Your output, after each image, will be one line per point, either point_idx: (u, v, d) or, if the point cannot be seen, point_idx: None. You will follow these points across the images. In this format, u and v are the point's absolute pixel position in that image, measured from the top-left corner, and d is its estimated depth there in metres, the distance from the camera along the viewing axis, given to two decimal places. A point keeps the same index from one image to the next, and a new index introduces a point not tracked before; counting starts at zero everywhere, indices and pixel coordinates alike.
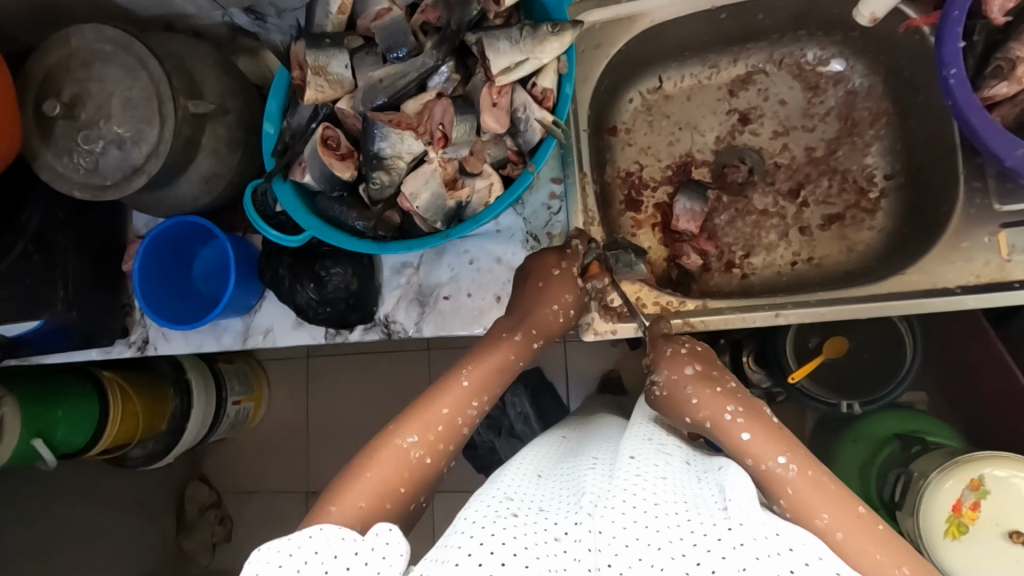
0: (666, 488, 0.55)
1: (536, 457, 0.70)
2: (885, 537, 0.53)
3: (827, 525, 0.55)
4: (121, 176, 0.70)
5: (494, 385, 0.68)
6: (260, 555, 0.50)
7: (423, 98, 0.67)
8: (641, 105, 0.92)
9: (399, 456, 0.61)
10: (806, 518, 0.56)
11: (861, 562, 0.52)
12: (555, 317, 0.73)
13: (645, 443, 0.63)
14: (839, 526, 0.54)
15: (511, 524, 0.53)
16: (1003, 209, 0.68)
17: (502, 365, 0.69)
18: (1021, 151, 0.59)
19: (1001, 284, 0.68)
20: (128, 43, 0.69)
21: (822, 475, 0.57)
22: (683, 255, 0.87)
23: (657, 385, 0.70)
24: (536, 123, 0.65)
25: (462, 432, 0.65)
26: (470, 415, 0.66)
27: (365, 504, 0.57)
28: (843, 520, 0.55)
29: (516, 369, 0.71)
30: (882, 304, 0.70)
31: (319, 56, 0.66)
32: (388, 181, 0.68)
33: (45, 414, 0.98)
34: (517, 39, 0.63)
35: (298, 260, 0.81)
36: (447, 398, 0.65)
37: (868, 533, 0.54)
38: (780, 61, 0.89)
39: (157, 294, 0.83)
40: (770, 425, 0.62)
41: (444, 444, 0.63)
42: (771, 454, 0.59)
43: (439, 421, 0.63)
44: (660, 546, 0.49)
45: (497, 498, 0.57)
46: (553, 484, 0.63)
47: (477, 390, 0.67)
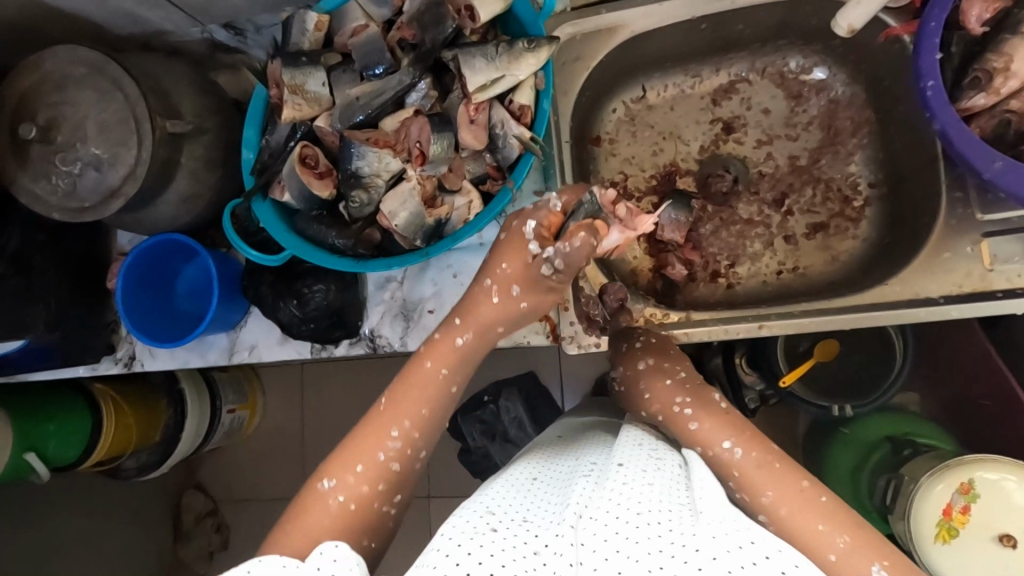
0: (651, 495, 0.54)
1: (532, 461, 0.71)
2: (828, 508, 0.55)
3: (771, 504, 0.57)
4: (98, 199, 0.70)
5: (418, 404, 0.64)
6: None
7: (400, 115, 0.67)
8: (625, 115, 0.92)
9: (320, 504, 0.59)
10: (756, 498, 0.58)
11: (801, 533, 0.55)
12: (486, 296, 0.66)
13: (633, 446, 0.62)
14: (783, 501, 0.57)
15: (489, 540, 0.52)
16: (986, 218, 0.68)
17: (423, 382, 0.65)
18: (999, 163, 0.57)
19: (983, 295, 0.68)
20: (103, 65, 0.69)
21: (764, 454, 0.60)
22: (668, 265, 0.87)
23: (616, 380, 0.73)
24: (514, 139, 0.65)
25: (390, 468, 0.62)
26: (391, 448, 0.62)
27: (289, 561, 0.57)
28: (786, 495, 0.57)
29: (441, 379, 0.65)
30: (863, 316, 0.70)
31: (296, 74, 0.66)
32: (367, 199, 0.68)
33: (36, 429, 0.99)
34: (493, 56, 0.62)
35: (279, 278, 0.80)
36: (367, 436, 0.63)
37: (812, 506, 0.56)
38: (762, 70, 0.88)
39: (142, 318, 0.82)
40: (715, 411, 0.64)
41: (369, 486, 0.61)
42: (720, 436, 0.62)
43: (358, 462, 0.61)
44: (638, 559, 0.48)
45: (477, 513, 0.56)
46: (541, 491, 0.63)
47: (397, 415, 0.63)
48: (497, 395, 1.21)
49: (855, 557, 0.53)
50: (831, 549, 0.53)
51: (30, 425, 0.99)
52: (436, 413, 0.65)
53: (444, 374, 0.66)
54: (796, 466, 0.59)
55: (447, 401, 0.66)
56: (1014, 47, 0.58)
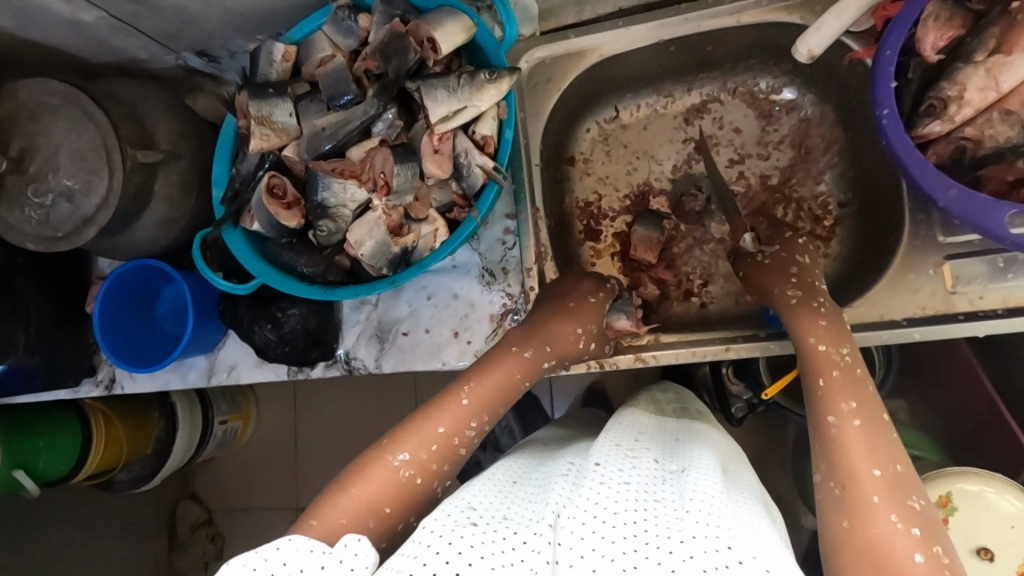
0: (629, 494, 0.53)
1: (515, 463, 0.69)
2: (895, 445, 0.54)
3: (846, 413, 0.56)
4: (71, 228, 0.70)
5: (495, 401, 0.67)
6: (229, 567, 0.48)
7: (366, 144, 0.67)
8: (598, 135, 0.92)
9: (389, 474, 0.58)
10: (833, 402, 0.58)
11: (852, 444, 0.54)
12: (575, 339, 0.73)
13: (614, 450, 0.61)
14: (859, 415, 0.56)
15: (470, 533, 0.51)
16: (947, 240, 0.69)
17: (503, 380, 0.68)
18: (954, 191, 0.57)
19: (945, 316, 0.68)
20: (74, 96, 0.70)
21: (862, 378, 0.60)
22: (641, 285, 0.88)
23: (758, 254, 0.77)
24: (478, 169, 0.65)
25: (459, 452, 0.63)
26: (467, 436, 0.63)
27: (347, 520, 0.54)
28: (867, 412, 0.56)
29: (520, 387, 0.69)
30: None
31: (262, 106, 0.67)
32: (335, 228, 0.69)
33: (25, 445, 0.99)
34: (455, 88, 0.64)
35: (254, 302, 0.81)
36: (440, 418, 0.63)
37: (877, 431, 0.55)
38: (733, 89, 0.89)
39: (120, 342, 0.83)
40: (844, 330, 0.65)
41: (437, 464, 0.61)
42: (839, 342, 0.63)
43: (434, 440, 0.61)
44: (612, 556, 0.47)
45: (458, 507, 0.55)
46: (522, 491, 0.61)
47: (477, 408, 0.65)
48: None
49: (895, 484, 0.51)
50: (880, 466, 0.52)
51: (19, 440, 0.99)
52: (507, 407, 0.68)
53: (523, 383, 0.70)
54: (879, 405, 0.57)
55: (515, 396, 0.69)
56: (967, 75, 0.58)
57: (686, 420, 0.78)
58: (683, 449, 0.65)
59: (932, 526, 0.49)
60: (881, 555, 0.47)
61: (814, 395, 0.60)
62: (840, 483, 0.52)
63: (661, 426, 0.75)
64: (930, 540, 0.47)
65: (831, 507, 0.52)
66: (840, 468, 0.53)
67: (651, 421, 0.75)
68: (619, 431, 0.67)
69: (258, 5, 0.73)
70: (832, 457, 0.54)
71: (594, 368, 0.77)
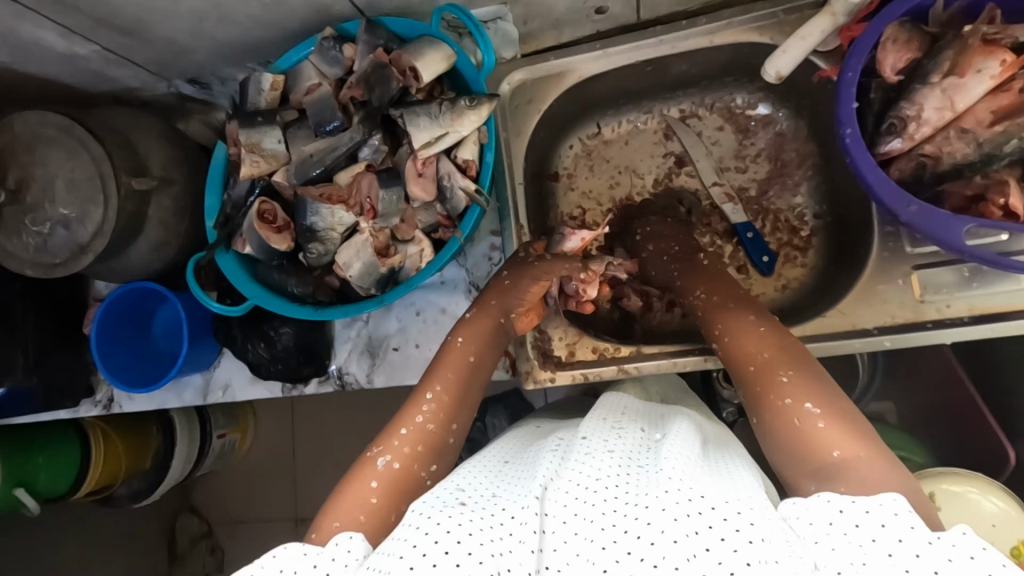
0: (609, 462, 0.54)
1: (505, 447, 0.70)
2: (771, 339, 0.63)
3: (716, 329, 0.68)
4: (68, 255, 0.73)
5: (445, 371, 0.69)
6: None
7: (353, 169, 0.70)
8: (581, 151, 0.95)
9: (369, 469, 0.59)
10: (715, 318, 0.69)
11: (740, 343, 0.64)
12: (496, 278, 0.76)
13: (601, 424, 0.61)
14: (721, 322, 0.68)
15: (457, 512, 0.50)
16: (915, 251, 0.71)
17: (449, 354, 0.71)
18: (914, 207, 0.59)
19: (915, 325, 0.70)
20: (69, 127, 0.72)
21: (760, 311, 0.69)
22: (624, 297, 0.90)
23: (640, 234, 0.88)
24: (461, 191, 0.68)
25: (428, 428, 0.64)
26: (427, 411, 0.65)
27: (339, 522, 0.55)
28: (731, 320, 0.67)
29: (461, 345, 0.71)
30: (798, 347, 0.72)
31: (252, 134, 0.70)
32: (324, 250, 0.72)
33: (26, 463, 1.01)
34: (437, 115, 0.66)
35: (247, 321, 0.83)
36: (405, 411, 0.66)
37: (748, 330, 0.65)
38: (711, 105, 0.91)
39: (118, 364, 0.85)
40: (697, 272, 0.78)
41: (411, 447, 0.62)
42: (718, 292, 0.73)
43: (401, 428, 0.64)
44: (593, 518, 0.47)
45: (446, 490, 0.55)
46: (510, 471, 0.61)
47: (429, 382, 0.68)
48: (483, 413, 1.18)
49: (769, 365, 0.60)
50: (754, 361, 0.62)
51: (20, 458, 1.01)
52: (471, 383, 0.70)
53: (461, 342, 0.72)
54: (753, 306, 0.69)
55: (468, 360, 0.70)
56: (924, 96, 0.60)
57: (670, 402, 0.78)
58: (666, 423, 0.66)
59: (815, 382, 0.57)
60: (778, 434, 0.55)
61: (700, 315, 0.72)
62: (745, 385, 0.61)
63: (649, 404, 0.75)
64: (801, 399, 0.55)
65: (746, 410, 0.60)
66: (737, 380, 0.63)
67: (639, 402, 0.74)
68: (603, 407, 0.69)
69: (247, 36, 0.75)
70: (733, 373, 0.64)
71: (579, 380, 0.78)
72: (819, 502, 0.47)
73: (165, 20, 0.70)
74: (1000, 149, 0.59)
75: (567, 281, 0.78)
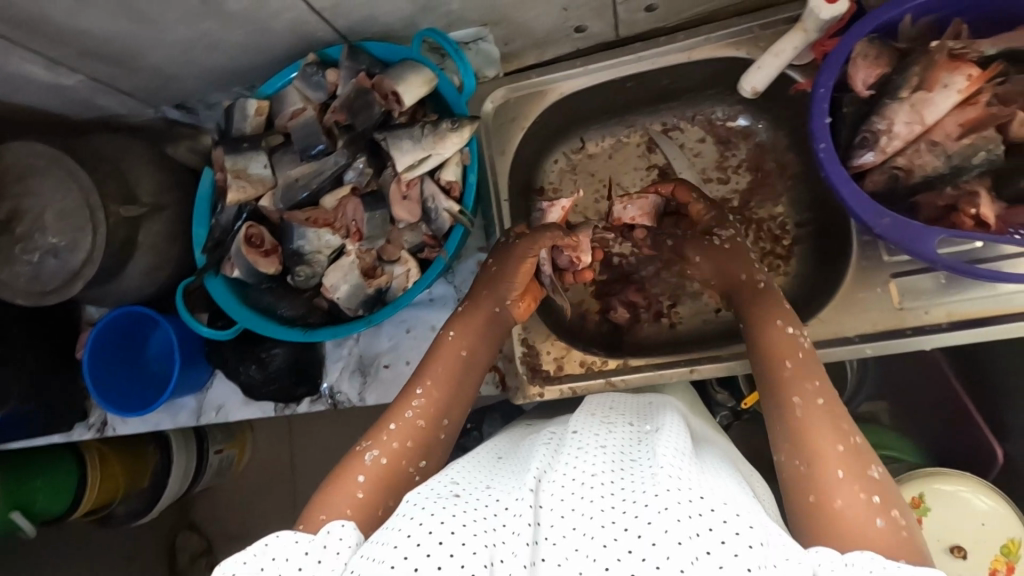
0: (604, 458, 0.54)
1: (498, 443, 0.70)
2: (845, 419, 0.56)
3: (788, 366, 0.61)
4: (59, 283, 0.73)
5: (437, 367, 0.68)
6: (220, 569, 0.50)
7: (338, 192, 0.71)
8: (566, 166, 0.96)
9: (357, 463, 0.59)
10: (778, 340, 0.63)
11: (822, 419, 0.55)
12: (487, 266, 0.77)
13: (592, 419, 0.63)
14: (790, 362, 0.61)
15: (452, 504, 0.51)
16: (891, 260, 0.72)
17: (443, 351, 0.70)
18: (888, 220, 0.60)
19: (895, 331, 0.71)
20: (58, 157, 0.73)
21: (811, 352, 0.62)
22: (611, 309, 0.91)
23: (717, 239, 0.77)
24: (445, 212, 0.69)
25: (417, 424, 0.63)
26: (417, 407, 0.65)
27: (325, 515, 0.55)
28: (798, 359, 0.61)
29: (450, 341, 0.71)
30: None
31: (238, 160, 0.71)
32: (312, 272, 0.73)
33: (23, 487, 1.02)
34: (419, 137, 0.68)
35: (239, 342, 0.84)
36: (395, 405, 0.65)
37: (809, 375, 0.59)
38: (693, 117, 0.93)
39: (111, 389, 0.86)
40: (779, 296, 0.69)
41: (400, 442, 0.62)
42: (796, 351, 0.62)
43: (392, 422, 0.63)
44: (592, 515, 0.47)
45: (442, 482, 0.55)
46: (504, 467, 0.62)
47: (422, 376, 0.67)
48: (477, 423, 1.18)
49: (854, 453, 0.53)
50: (842, 441, 0.54)
51: (19, 481, 1.02)
52: (467, 386, 0.69)
53: (451, 337, 0.71)
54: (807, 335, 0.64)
55: (457, 362, 0.69)
56: (894, 110, 0.62)
57: (654, 393, 0.77)
58: (655, 415, 0.67)
59: (887, 486, 0.51)
60: (848, 530, 0.48)
61: (765, 333, 0.65)
62: (810, 451, 0.54)
63: (638, 399, 0.74)
64: (888, 504, 0.50)
65: (797, 483, 0.52)
66: (801, 448, 0.54)
67: (629, 399, 0.74)
68: (595, 403, 0.70)
69: (233, 63, 0.76)
70: (793, 434, 0.55)
71: (567, 394, 0.79)
72: (859, 556, 0.45)
73: (150, 50, 0.71)
74: (968, 162, 0.61)
75: (558, 251, 0.79)
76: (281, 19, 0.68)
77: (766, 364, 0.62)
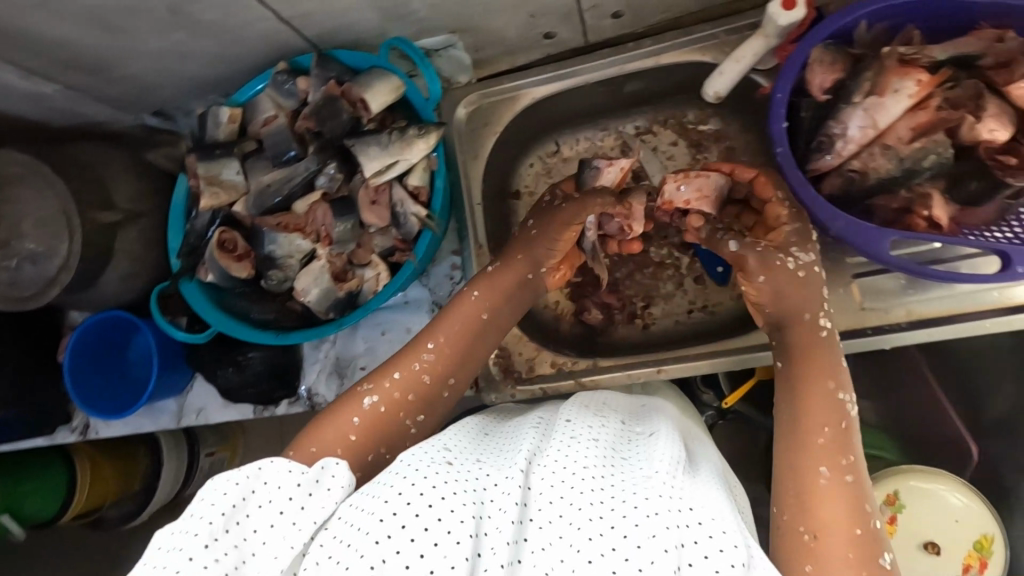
0: (596, 452, 0.55)
1: (483, 419, 0.71)
2: (865, 499, 0.52)
3: (821, 427, 0.55)
4: (38, 288, 0.75)
5: (452, 324, 0.67)
6: (211, 483, 0.51)
7: (310, 198, 0.73)
8: (541, 169, 0.96)
9: (354, 405, 0.60)
10: (818, 389, 0.57)
11: (851, 500, 0.51)
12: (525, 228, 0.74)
13: (584, 410, 0.64)
14: (826, 429, 0.55)
15: (443, 470, 0.52)
16: (853, 261, 0.73)
17: (462, 309, 0.68)
18: (838, 221, 0.63)
19: (856, 331, 0.72)
20: (35, 165, 0.75)
21: (851, 424, 0.56)
22: (585, 311, 0.92)
23: (792, 262, 0.61)
24: (413, 216, 0.71)
25: (423, 379, 0.63)
26: (424, 360, 0.64)
27: (316, 448, 0.57)
28: (834, 423, 0.56)
29: (473, 300, 0.69)
30: (738, 356, 0.77)
31: (211, 166, 0.73)
32: (284, 276, 0.75)
33: (14, 491, 1.05)
34: (386, 143, 0.69)
35: (218, 346, 0.85)
36: (404, 354, 0.65)
37: (838, 447, 0.54)
38: (665, 121, 0.92)
39: (92, 393, 0.87)
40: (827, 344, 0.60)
41: (400, 393, 0.62)
42: (837, 418, 0.56)
43: (395, 370, 0.64)
44: (581, 506, 0.48)
45: (435, 447, 0.56)
46: (492, 442, 0.62)
47: (434, 332, 0.66)
48: None
49: (866, 538, 0.50)
50: (859, 523, 0.51)
51: (13, 484, 1.06)
52: (478, 348, 0.68)
53: (475, 296, 0.69)
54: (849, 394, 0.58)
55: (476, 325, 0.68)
56: (848, 114, 0.64)
57: (646, 399, 0.76)
58: (644, 419, 0.67)
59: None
60: None
61: (805, 379, 0.58)
62: (821, 525, 0.51)
63: (627, 399, 0.74)
64: None
65: (797, 551, 0.50)
66: (811, 516, 0.51)
67: (621, 399, 0.73)
68: (586, 397, 0.70)
69: (207, 72, 0.78)
70: (800, 492, 0.52)
71: (539, 395, 0.81)
72: None
73: (125, 60, 0.72)
74: (919, 164, 0.63)
75: (608, 217, 0.75)
76: (252, 29, 0.69)
77: (796, 412, 0.57)
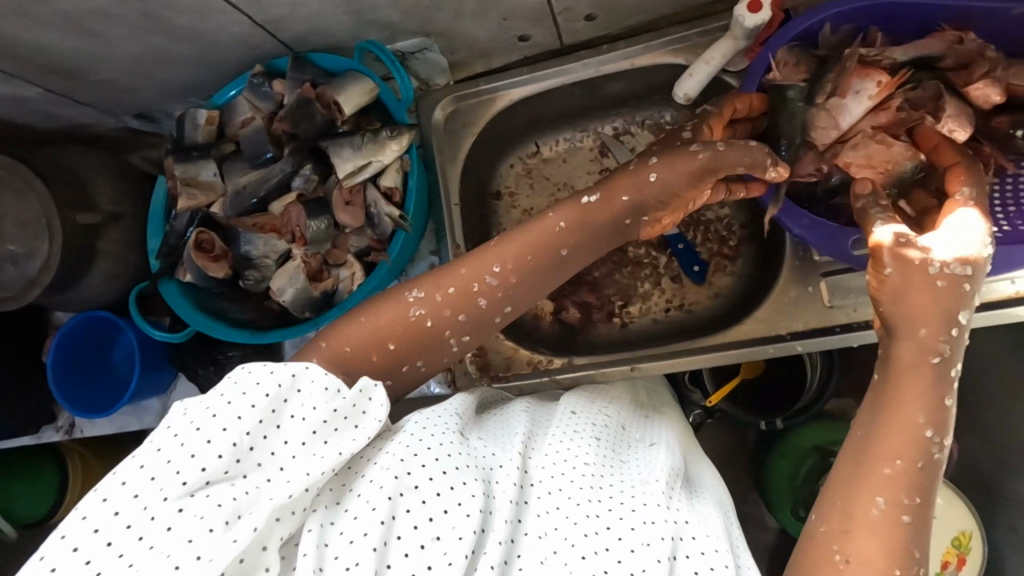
0: (598, 450, 0.56)
1: (482, 394, 0.71)
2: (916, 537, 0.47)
3: (893, 456, 0.49)
4: (19, 289, 0.76)
5: (524, 250, 0.61)
6: (246, 372, 0.51)
7: (285, 199, 0.74)
8: (522, 169, 0.98)
9: (400, 306, 0.59)
10: (906, 412, 0.50)
11: (897, 539, 0.47)
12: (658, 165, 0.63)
13: (589, 404, 0.64)
14: (898, 458, 0.49)
15: (455, 439, 0.53)
16: (821, 260, 0.74)
17: (542, 232, 0.62)
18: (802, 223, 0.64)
19: (824, 330, 0.73)
20: (15, 168, 0.75)
21: (933, 461, 0.49)
22: (564, 309, 0.94)
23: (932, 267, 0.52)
24: (386, 217, 0.72)
25: (476, 301, 0.60)
26: (487, 283, 0.61)
27: (350, 349, 0.57)
28: (911, 452, 0.49)
29: (556, 232, 0.62)
30: (710, 354, 0.77)
31: (189, 168, 0.74)
32: (262, 276, 0.76)
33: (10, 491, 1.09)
34: (359, 145, 0.71)
35: (198, 345, 0.86)
36: (466, 262, 0.62)
37: (903, 480, 0.48)
38: (642, 121, 0.93)
39: (75, 391, 0.88)
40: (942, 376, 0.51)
41: (450, 310, 0.60)
42: (914, 454, 0.49)
43: (451, 283, 0.60)
44: (579, 502, 0.50)
45: (449, 412, 0.57)
46: (494, 417, 0.63)
47: (503, 253, 0.61)
48: None
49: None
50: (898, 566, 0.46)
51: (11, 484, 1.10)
52: (543, 278, 0.62)
53: (559, 229, 0.62)
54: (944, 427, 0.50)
55: (551, 255, 0.62)
56: (812, 116, 0.65)
57: (652, 410, 0.73)
58: (646, 423, 0.68)
59: None
60: None
61: (893, 394, 0.51)
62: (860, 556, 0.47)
63: (631, 400, 0.73)
64: None
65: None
66: (850, 541, 0.47)
67: (625, 400, 0.71)
68: (588, 394, 0.70)
69: (186, 75, 0.79)
70: (843, 513, 0.48)
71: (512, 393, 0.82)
72: None
73: (104, 64, 0.73)
74: None
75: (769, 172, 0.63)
76: (227, 33, 0.70)
77: (876, 419, 0.51)
